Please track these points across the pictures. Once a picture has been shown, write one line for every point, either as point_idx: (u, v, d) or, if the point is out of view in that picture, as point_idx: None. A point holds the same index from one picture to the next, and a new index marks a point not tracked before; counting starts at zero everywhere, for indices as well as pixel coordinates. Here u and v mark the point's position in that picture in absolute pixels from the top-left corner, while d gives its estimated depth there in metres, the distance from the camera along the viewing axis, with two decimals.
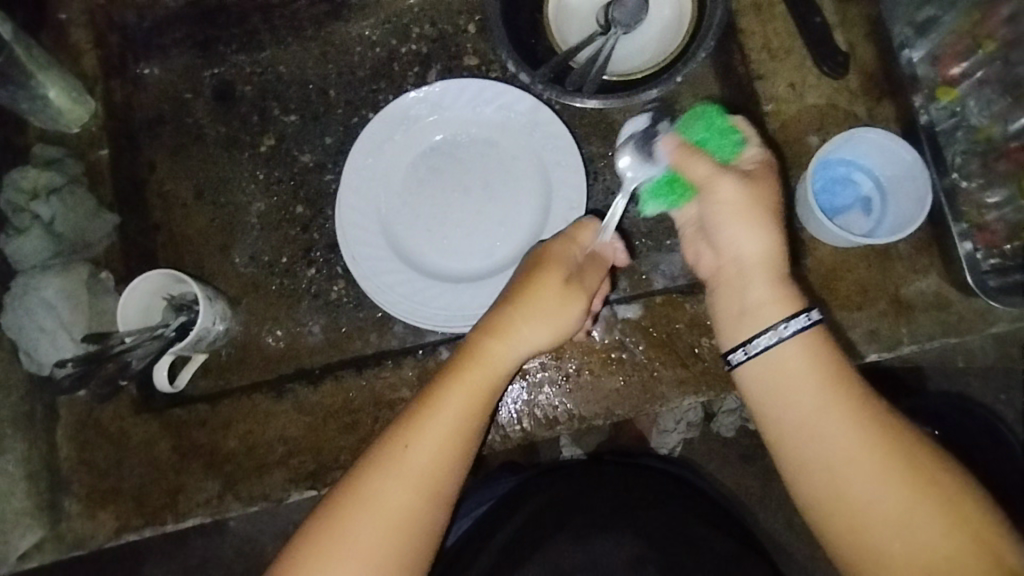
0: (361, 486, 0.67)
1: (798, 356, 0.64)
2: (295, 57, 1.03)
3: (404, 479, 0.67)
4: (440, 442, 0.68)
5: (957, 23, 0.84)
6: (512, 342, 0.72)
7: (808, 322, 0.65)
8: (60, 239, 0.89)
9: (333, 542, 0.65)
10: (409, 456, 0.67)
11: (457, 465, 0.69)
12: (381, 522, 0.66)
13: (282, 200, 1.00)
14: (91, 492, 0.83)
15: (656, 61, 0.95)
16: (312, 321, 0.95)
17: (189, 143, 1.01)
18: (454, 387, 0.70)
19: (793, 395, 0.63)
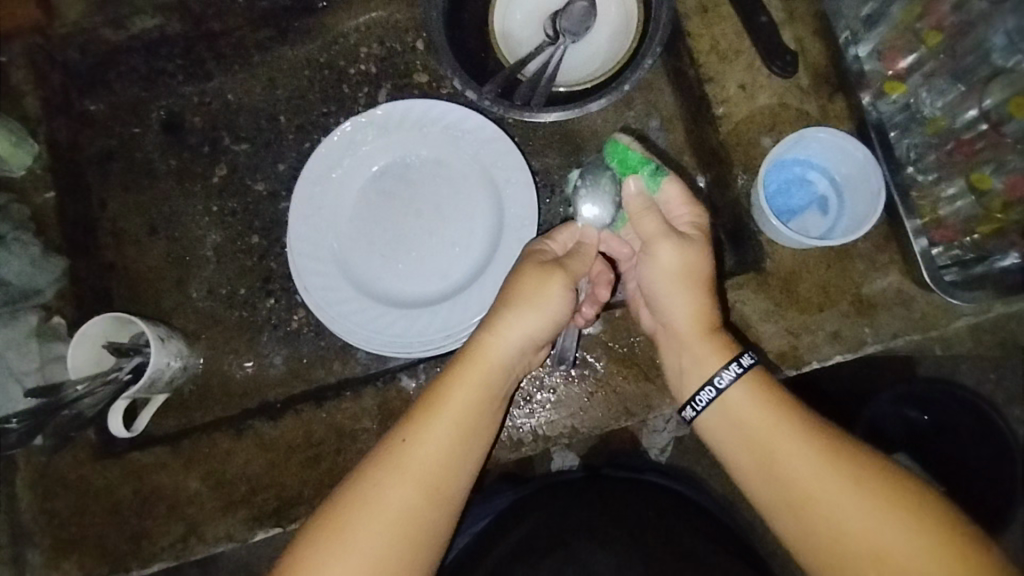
0: (366, 483, 0.67)
1: (748, 391, 0.69)
2: (242, 84, 1.01)
3: (407, 476, 0.67)
4: (442, 436, 0.68)
5: (901, 14, 0.81)
6: (508, 335, 0.72)
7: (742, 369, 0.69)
8: (7, 287, 0.88)
9: (336, 543, 0.64)
10: (413, 452, 0.67)
11: (457, 462, 0.69)
12: (384, 520, 0.65)
13: (238, 230, 0.98)
14: (54, 542, 0.82)
15: (605, 68, 0.94)
16: (274, 352, 0.93)
17: (140, 178, 0.99)
18: (455, 383, 0.70)
19: (751, 440, 0.67)
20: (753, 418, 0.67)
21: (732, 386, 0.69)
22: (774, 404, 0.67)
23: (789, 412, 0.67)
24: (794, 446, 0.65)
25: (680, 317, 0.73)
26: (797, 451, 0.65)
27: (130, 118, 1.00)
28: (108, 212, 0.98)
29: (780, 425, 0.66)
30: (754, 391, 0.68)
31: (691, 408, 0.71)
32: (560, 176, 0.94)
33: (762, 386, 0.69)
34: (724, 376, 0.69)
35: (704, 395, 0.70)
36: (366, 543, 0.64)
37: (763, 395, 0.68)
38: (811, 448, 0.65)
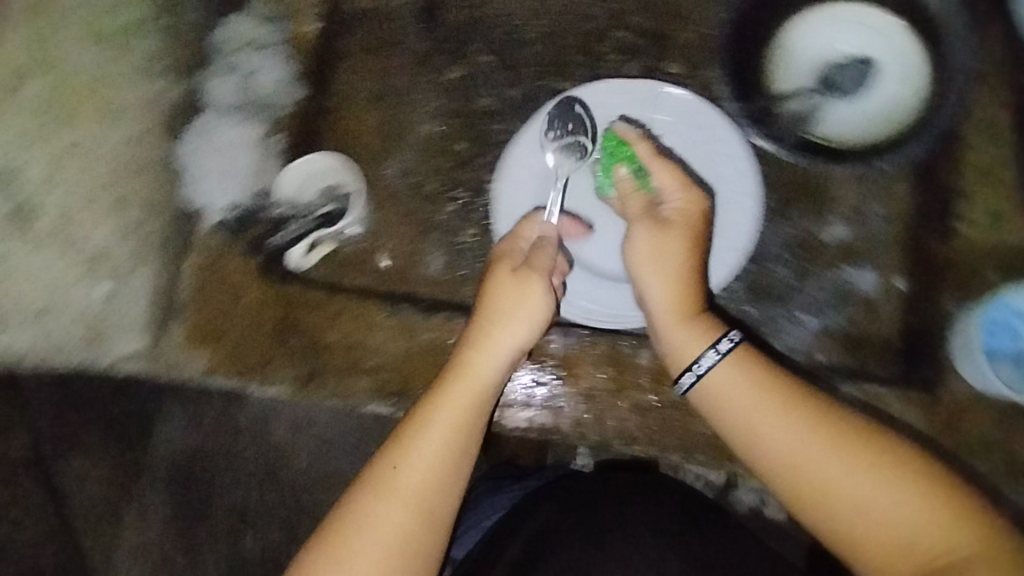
0: (358, 507, 0.70)
1: (733, 362, 0.74)
2: (510, 1, 1.03)
3: (398, 497, 0.70)
4: (428, 458, 0.72)
5: None
6: (490, 351, 0.77)
7: (731, 345, 0.75)
8: (254, 91, 0.96)
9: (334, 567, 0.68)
10: (397, 476, 0.71)
11: (449, 481, 0.72)
12: (376, 539, 0.69)
13: (450, 131, 1.00)
14: (197, 328, 0.89)
15: (858, 135, 0.92)
16: (434, 254, 0.94)
17: (385, 46, 1.02)
18: (440, 403, 0.74)
19: (736, 410, 0.72)
20: (746, 401, 0.71)
21: (717, 368, 0.74)
22: (772, 385, 0.71)
23: (771, 389, 0.71)
24: (780, 426, 0.69)
25: (659, 290, 0.79)
26: (774, 431, 0.69)
27: None
28: (343, 63, 1.00)
29: (767, 405, 0.70)
30: (741, 371, 0.73)
31: (690, 373, 0.75)
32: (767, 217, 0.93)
33: (751, 359, 0.74)
34: (705, 359, 0.75)
35: (692, 373, 0.75)
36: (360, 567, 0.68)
37: (751, 374, 0.73)
38: (793, 423, 0.69)
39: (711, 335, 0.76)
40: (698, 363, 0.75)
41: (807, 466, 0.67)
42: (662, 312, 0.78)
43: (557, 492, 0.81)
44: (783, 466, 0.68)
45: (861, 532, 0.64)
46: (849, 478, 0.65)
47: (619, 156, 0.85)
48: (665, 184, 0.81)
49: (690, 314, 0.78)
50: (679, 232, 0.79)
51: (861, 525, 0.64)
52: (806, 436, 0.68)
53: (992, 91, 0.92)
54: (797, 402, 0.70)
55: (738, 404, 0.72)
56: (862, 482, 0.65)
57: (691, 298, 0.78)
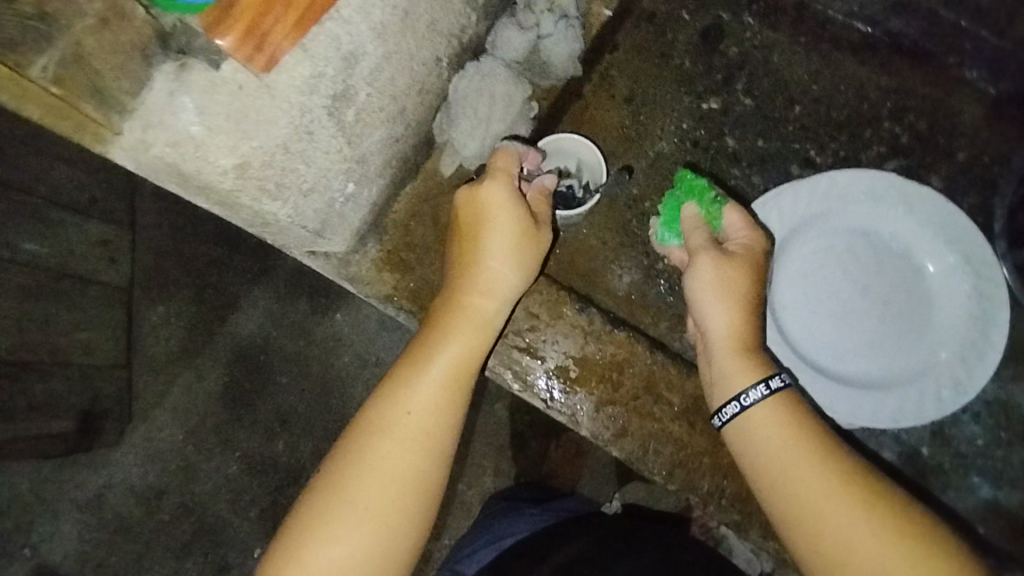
0: (361, 444, 0.66)
1: (779, 408, 0.68)
2: (792, 55, 1.01)
3: (396, 437, 0.67)
4: (418, 399, 0.68)
5: None
6: (494, 291, 0.75)
7: (770, 392, 0.69)
8: (536, 55, 0.89)
9: (341, 505, 0.63)
10: (393, 417, 0.67)
11: (444, 429, 0.69)
12: (381, 474, 0.65)
13: (685, 158, 0.99)
14: (394, 251, 0.87)
15: None
16: (627, 269, 0.95)
17: (656, 55, 1.01)
18: (443, 342, 0.72)
19: (766, 450, 0.67)
20: (781, 439, 0.67)
21: (758, 407, 0.69)
22: (800, 423, 0.67)
23: (811, 432, 0.66)
24: (808, 473, 0.64)
25: (718, 320, 0.73)
26: (795, 479, 0.64)
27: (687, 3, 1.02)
28: (612, 56, 1.00)
29: (801, 446, 0.65)
30: (781, 409, 0.68)
31: (734, 404, 0.70)
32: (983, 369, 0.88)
33: (792, 406, 0.68)
34: (752, 394, 0.69)
35: (729, 409, 0.71)
36: (366, 500, 0.64)
37: (783, 411, 0.68)
38: (822, 478, 0.63)
39: (758, 375, 0.70)
40: (743, 398, 0.69)
41: (830, 524, 0.61)
42: (720, 339, 0.73)
43: (572, 527, 0.96)
44: (801, 512, 0.63)
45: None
46: (860, 529, 0.60)
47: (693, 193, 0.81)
48: (738, 222, 0.77)
49: (748, 346, 0.73)
50: (740, 266, 0.75)
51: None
52: (828, 484, 0.63)
53: None
54: (815, 438, 0.66)
55: (769, 440, 0.67)
56: (871, 540, 0.60)
57: (745, 339, 0.73)
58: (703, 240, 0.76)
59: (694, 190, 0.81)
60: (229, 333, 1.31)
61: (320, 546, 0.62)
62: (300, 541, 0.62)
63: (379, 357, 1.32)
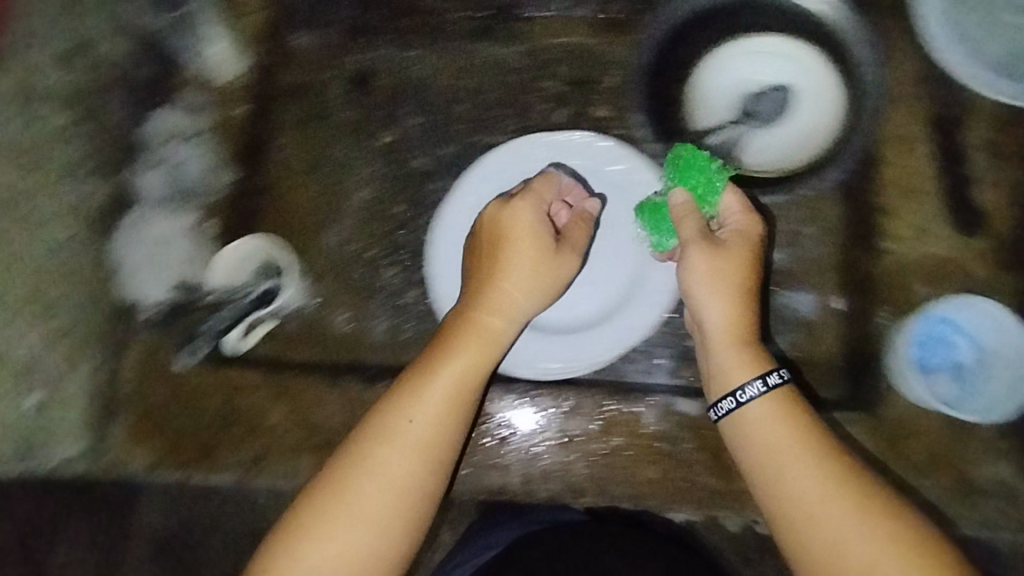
0: (363, 450, 0.72)
1: (778, 406, 0.73)
2: (435, 63, 1.06)
3: (418, 408, 0.73)
4: (441, 398, 0.74)
5: None
6: (506, 313, 0.80)
7: (767, 387, 0.73)
8: (183, 182, 0.98)
9: (366, 460, 0.71)
10: (421, 410, 0.73)
11: (450, 433, 0.74)
12: (400, 449, 0.72)
13: (386, 195, 1.02)
14: (139, 422, 0.91)
15: (784, 164, 0.91)
16: (380, 318, 0.97)
17: (318, 118, 1.04)
18: (444, 370, 0.76)
19: (780, 457, 0.71)
20: (780, 441, 0.71)
21: (756, 401, 0.74)
22: (797, 420, 0.72)
23: (803, 426, 0.72)
24: (799, 474, 0.69)
25: (724, 321, 0.77)
26: (802, 477, 0.69)
27: (326, 61, 1.05)
28: (279, 140, 1.02)
29: (805, 448, 0.70)
30: (776, 408, 0.73)
31: (732, 399, 0.74)
32: None
33: (790, 404, 0.73)
34: (750, 390, 0.74)
35: (725, 404, 0.75)
36: (393, 463, 0.71)
37: (787, 415, 0.72)
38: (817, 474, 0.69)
39: (757, 368, 0.75)
40: (742, 392, 0.74)
41: (818, 516, 0.67)
42: (716, 330, 0.77)
43: (537, 541, 0.77)
44: (783, 496, 0.69)
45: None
46: (830, 501, 0.67)
47: (685, 168, 0.85)
48: (734, 204, 0.82)
49: (742, 338, 0.76)
50: (714, 264, 0.78)
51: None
52: (827, 483, 0.68)
53: (908, 105, 0.88)
54: (819, 446, 0.71)
55: (781, 446, 0.71)
56: (848, 519, 0.66)
57: (739, 330, 0.76)
58: (702, 247, 0.78)
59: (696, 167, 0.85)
60: (132, 527, 0.92)
61: (338, 498, 0.69)
62: (326, 495, 0.70)
63: None
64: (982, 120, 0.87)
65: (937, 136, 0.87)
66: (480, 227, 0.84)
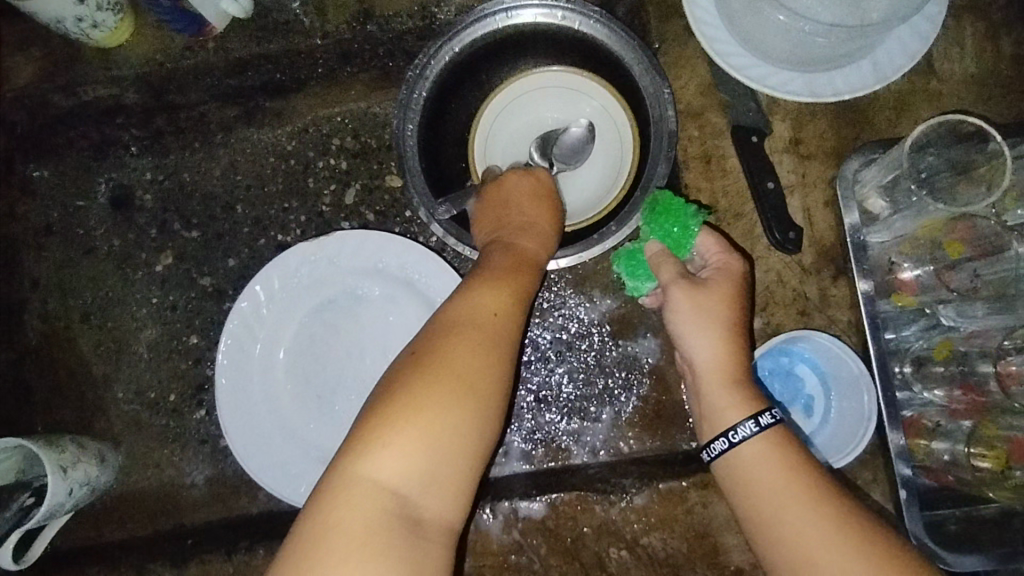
0: (401, 391, 0.53)
1: (771, 445, 0.64)
2: (201, 164, 0.94)
3: (501, 329, 0.58)
4: (516, 307, 0.61)
5: (918, 221, 0.69)
6: (544, 238, 0.71)
7: (761, 425, 0.65)
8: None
9: (450, 374, 0.54)
10: (484, 298, 0.60)
11: (526, 313, 0.62)
12: (478, 349, 0.56)
13: (176, 328, 0.91)
14: None
15: (585, 214, 0.84)
16: (195, 470, 0.87)
17: (80, 257, 0.92)
18: (497, 279, 0.63)
19: (764, 499, 0.62)
20: (772, 478, 0.62)
21: (747, 441, 0.65)
22: (792, 464, 0.63)
23: (801, 470, 0.62)
24: (797, 516, 0.60)
25: (708, 342, 0.68)
26: (795, 528, 0.60)
27: (75, 189, 0.93)
28: (41, 293, 0.91)
29: (806, 499, 0.60)
30: (764, 452, 0.64)
31: (722, 440, 0.66)
32: None
33: (786, 445, 0.64)
34: (741, 431, 0.65)
35: (716, 446, 0.66)
36: (471, 377, 0.55)
37: (780, 456, 0.63)
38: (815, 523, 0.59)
39: (749, 409, 0.66)
40: (733, 432, 0.65)
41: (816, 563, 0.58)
42: (707, 370, 0.68)
43: None
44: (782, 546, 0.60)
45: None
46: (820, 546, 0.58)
47: (669, 218, 0.74)
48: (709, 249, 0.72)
49: (731, 376, 0.68)
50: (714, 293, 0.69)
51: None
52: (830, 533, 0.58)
53: (701, 116, 0.80)
54: (811, 480, 0.61)
55: (768, 486, 0.62)
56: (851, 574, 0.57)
57: (727, 361, 0.68)
58: (725, 300, 0.69)
59: (672, 215, 0.74)
60: None
61: (420, 407, 0.52)
62: (398, 395, 0.53)
63: None
64: (780, 117, 0.80)
65: (740, 145, 0.79)
66: (504, 183, 0.74)
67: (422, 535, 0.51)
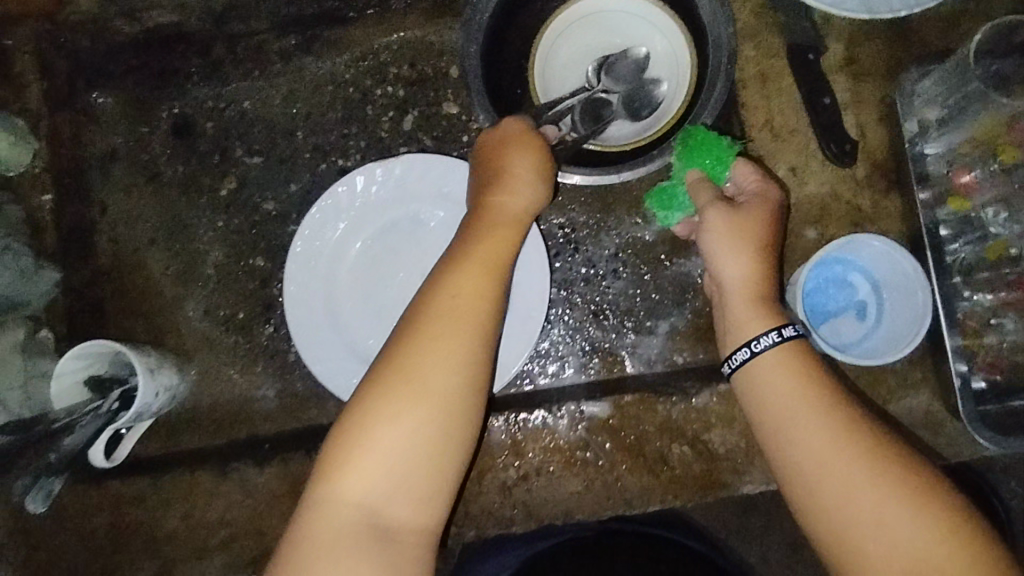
0: (359, 412, 0.56)
1: (789, 359, 0.64)
2: (260, 93, 0.94)
3: (456, 335, 0.58)
4: (478, 304, 0.59)
5: (977, 127, 0.73)
6: (520, 199, 0.66)
7: (782, 337, 0.65)
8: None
9: (407, 387, 0.56)
10: (446, 292, 0.59)
11: (494, 303, 0.60)
12: (434, 355, 0.57)
13: (242, 250, 0.93)
14: (24, 563, 0.80)
15: (642, 133, 0.86)
16: (267, 384, 0.91)
17: (144, 182, 0.93)
18: (459, 273, 0.60)
19: (782, 410, 0.62)
20: (786, 387, 0.63)
21: (770, 349, 0.66)
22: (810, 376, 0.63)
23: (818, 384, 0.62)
24: (809, 427, 0.60)
25: (741, 256, 0.69)
26: (809, 439, 0.60)
27: (138, 116, 0.94)
28: (109, 215, 0.92)
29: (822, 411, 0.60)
30: (783, 365, 0.64)
31: (745, 350, 0.67)
32: (569, 244, 0.90)
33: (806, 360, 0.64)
34: (763, 341, 0.66)
35: (738, 356, 0.67)
36: (430, 393, 0.56)
37: (799, 369, 0.64)
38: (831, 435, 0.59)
39: (773, 323, 0.67)
40: (756, 342, 0.66)
41: (825, 473, 0.58)
42: (736, 289, 0.69)
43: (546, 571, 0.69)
44: (796, 456, 0.60)
45: (872, 559, 0.55)
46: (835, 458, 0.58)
47: (703, 150, 0.76)
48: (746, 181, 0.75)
49: (761, 296, 0.69)
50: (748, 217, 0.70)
51: (874, 549, 0.55)
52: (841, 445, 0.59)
53: (760, 37, 0.83)
54: (826, 394, 0.62)
55: (785, 396, 0.63)
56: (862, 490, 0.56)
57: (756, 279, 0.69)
58: (761, 223, 0.70)
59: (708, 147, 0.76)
60: None
61: (378, 422, 0.55)
62: (361, 412, 0.56)
63: None
64: (836, 37, 0.82)
65: (797, 64, 0.81)
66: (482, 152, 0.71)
67: (392, 538, 0.55)
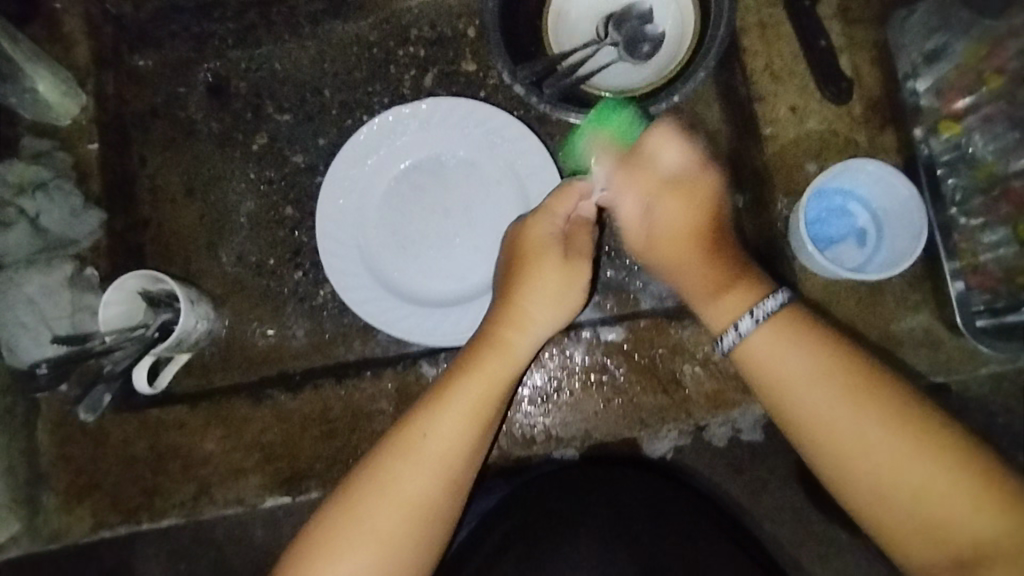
0: (340, 526, 0.65)
1: (775, 332, 0.67)
2: (291, 55, 1.01)
3: (431, 459, 0.67)
4: (463, 430, 0.68)
5: (965, 53, 0.81)
6: (528, 328, 0.73)
7: (777, 304, 0.68)
8: (45, 234, 0.89)
9: (381, 501, 0.65)
10: (433, 428, 0.68)
11: (473, 450, 0.69)
12: (415, 479, 0.66)
13: (272, 200, 0.98)
14: (69, 486, 0.85)
15: (645, 82, 0.92)
16: (297, 324, 0.94)
17: (180, 138, 0.99)
18: (450, 408, 0.68)
19: (810, 401, 0.64)
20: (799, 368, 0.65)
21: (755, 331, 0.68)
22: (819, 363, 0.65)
23: (827, 366, 0.64)
24: (840, 398, 0.63)
25: (670, 218, 0.73)
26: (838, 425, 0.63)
27: (177, 77, 1.00)
28: (149, 166, 0.98)
29: (849, 403, 0.63)
30: (781, 332, 0.67)
31: (748, 316, 0.68)
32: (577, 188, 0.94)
33: (795, 327, 0.67)
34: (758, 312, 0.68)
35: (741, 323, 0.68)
36: (389, 524, 0.65)
37: (796, 337, 0.66)
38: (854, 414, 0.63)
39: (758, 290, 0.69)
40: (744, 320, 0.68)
41: (839, 434, 0.63)
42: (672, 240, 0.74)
43: (549, 493, 0.82)
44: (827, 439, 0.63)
45: (890, 509, 0.62)
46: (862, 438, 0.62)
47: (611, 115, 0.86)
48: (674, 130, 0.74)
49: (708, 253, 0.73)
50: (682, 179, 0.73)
51: (887, 499, 0.62)
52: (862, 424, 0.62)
53: None
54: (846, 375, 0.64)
55: (798, 376, 0.65)
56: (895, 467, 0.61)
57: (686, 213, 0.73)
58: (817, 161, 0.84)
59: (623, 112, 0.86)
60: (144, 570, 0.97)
61: (355, 537, 0.64)
62: (342, 520, 0.65)
63: (259, 536, 1.15)
64: None
65: (794, 11, 0.87)
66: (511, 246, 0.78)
67: None
